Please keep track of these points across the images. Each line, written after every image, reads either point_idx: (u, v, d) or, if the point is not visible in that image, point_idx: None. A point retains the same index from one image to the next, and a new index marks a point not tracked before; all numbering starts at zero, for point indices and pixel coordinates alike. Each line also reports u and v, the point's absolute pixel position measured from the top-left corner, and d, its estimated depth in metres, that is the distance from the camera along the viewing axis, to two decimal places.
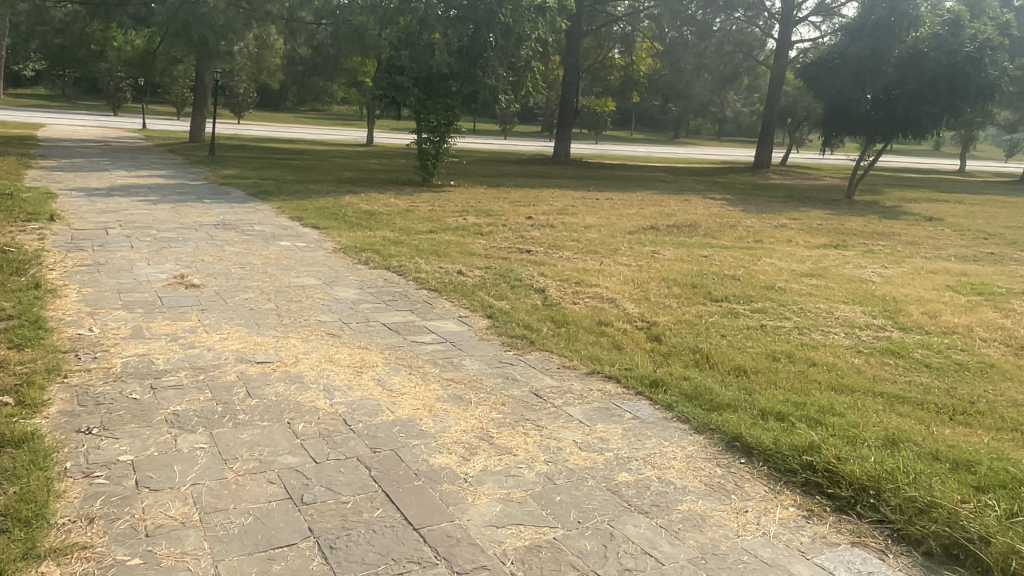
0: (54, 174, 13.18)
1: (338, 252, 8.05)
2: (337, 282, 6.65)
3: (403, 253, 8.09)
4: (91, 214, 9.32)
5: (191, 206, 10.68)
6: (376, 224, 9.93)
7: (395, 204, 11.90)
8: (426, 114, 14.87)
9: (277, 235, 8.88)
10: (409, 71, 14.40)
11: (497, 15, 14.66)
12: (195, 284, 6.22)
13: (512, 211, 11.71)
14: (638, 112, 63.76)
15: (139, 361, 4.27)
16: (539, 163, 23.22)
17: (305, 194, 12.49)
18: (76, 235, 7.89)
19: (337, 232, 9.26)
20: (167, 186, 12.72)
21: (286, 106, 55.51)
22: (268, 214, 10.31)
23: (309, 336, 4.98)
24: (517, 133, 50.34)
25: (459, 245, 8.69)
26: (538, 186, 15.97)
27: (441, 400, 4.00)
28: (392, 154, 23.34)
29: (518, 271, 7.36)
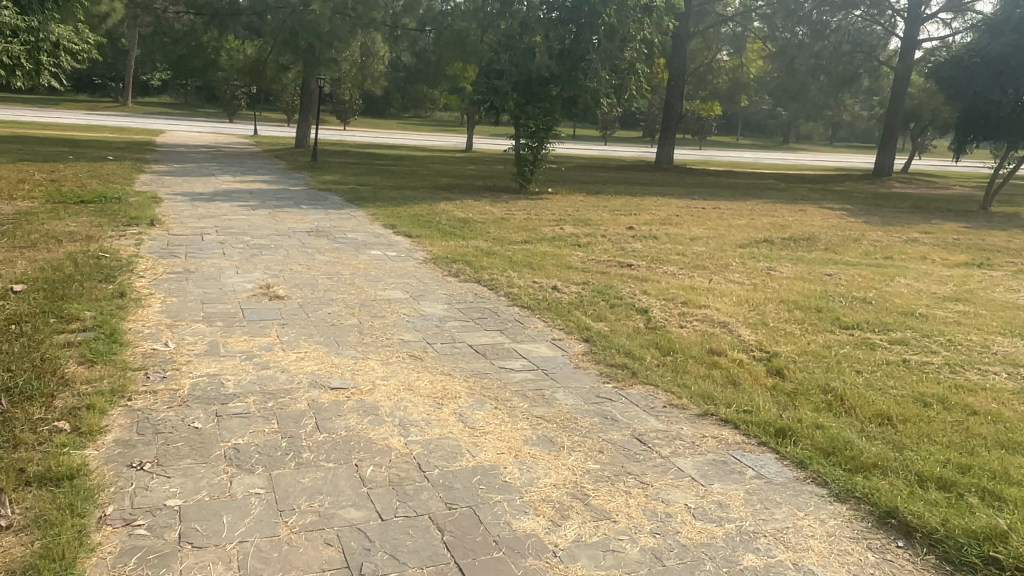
0: (165, 179, 13.63)
1: (428, 263, 7.70)
2: (424, 297, 6.28)
3: (496, 265, 7.65)
4: (191, 219, 9.42)
5: (289, 212, 10.70)
6: (469, 233, 9.56)
7: (490, 212, 11.53)
8: (526, 119, 14.64)
9: (368, 243, 8.67)
10: (508, 74, 14.10)
11: (601, 15, 13.95)
12: (280, 295, 5.99)
13: (612, 221, 11.09)
14: (745, 116, 61.51)
15: (208, 383, 3.97)
16: (640, 170, 22.45)
17: (400, 200, 12.35)
18: (173, 240, 7.92)
19: (429, 241, 8.95)
20: (268, 191, 12.89)
21: (390, 113, 56.81)
22: (362, 221, 10.15)
23: (390, 359, 4.58)
24: (618, 139, 49.44)
25: (555, 257, 8.18)
26: (639, 194, 15.28)
27: (529, 443, 3.47)
28: (490, 160, 23.18)
29: (619, 288, 6.76)
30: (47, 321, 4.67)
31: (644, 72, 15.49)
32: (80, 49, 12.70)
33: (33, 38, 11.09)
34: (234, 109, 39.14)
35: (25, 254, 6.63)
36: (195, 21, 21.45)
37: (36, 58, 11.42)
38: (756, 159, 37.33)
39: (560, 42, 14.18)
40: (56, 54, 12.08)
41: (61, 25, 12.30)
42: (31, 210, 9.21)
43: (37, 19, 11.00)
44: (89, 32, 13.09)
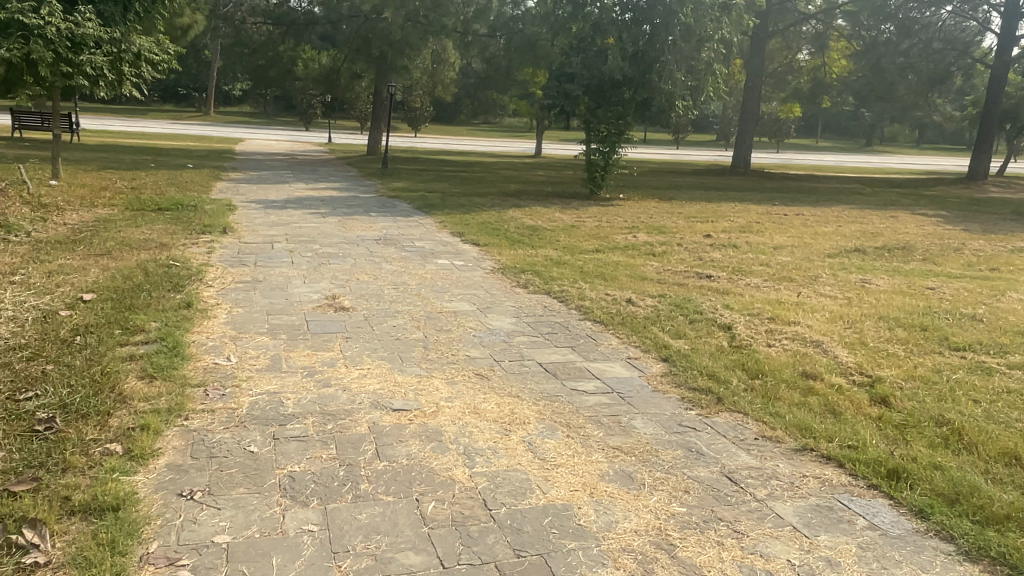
0: (240, 186, 13.87)
1: (496, 273, 7.46)
2: (492, 309, 6.02)
3: (567, 275, 7.34)
4: (262, 226, 9.46)
5: (358, 219, 10.66)
6: (538, 241, 9.27)
7: (560, 219, 11.23)
8: (597, 123, 14.27)
9: (436, 252, 8.50)
10: (579, 78, 13.79)
11: (678, 15, 13.51)
12: (345, 306, 5.83)
13: (688, 228, 10.63)
14: (826, 118, 59.33)
15: (267, 402, 3.79)
16: (714, 174, 21.75)
17: (470, 207, 12.19)
18: (244, 248, 7.92)
19: (498, 249, 8.72)
20: (339, 198, 12.94)
21: (461, 119, 57.22)
22: (430, 229, 10.01)
23: (456, 377, 4.32)
24: (691, 143, 48.35)
25: (629, 266, 7.80)
26: (716, 200, 14.70)
27: (605, 479, 3.14)
28: (559, 166, 22.89)
29: (698, 301, 6.35)
30: (112, 333, 4.63)
31: (723, 73, 14.97)
32: (161, 60, 13.11)
33: (116, 49, 11.78)
34: (310, 117, 40.10)
35: (100, 263, 6.72)
36: (273, 31, 21.95)
37: (121, 70, 12.04)
38: (837, 163, 35.83)
39: (633, 43, 13.67)
40: (138, 65, 12.53)
41: (143, 37, 12.72)
42: (111, 218, 9.45)
43: (118, 31, 11.80)
44: (170, 44, 13.50)
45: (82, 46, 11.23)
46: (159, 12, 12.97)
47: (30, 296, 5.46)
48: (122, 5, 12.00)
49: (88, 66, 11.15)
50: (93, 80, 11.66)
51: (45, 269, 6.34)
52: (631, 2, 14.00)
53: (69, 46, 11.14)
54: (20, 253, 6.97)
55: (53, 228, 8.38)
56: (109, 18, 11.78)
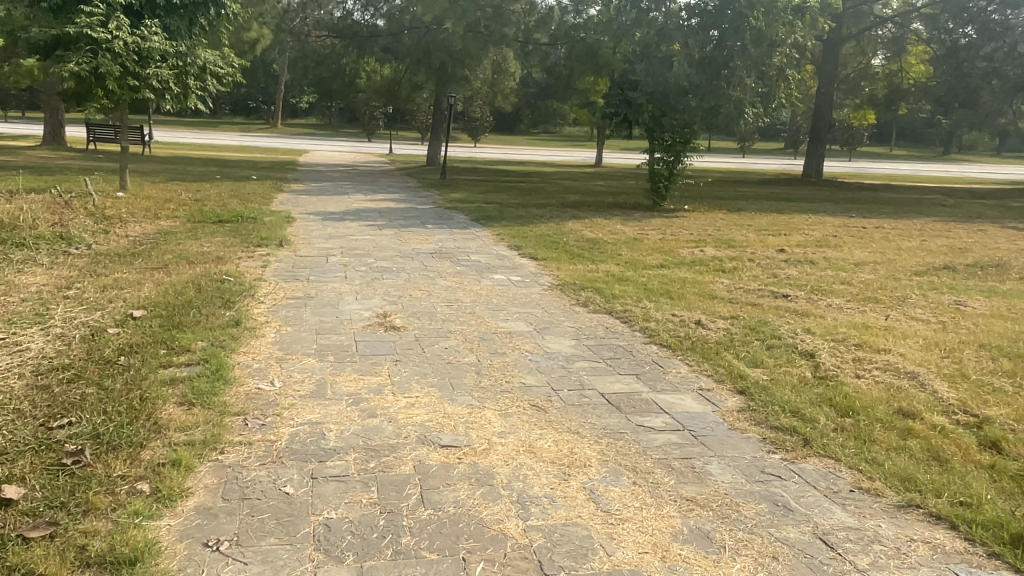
0: (300, 197, 13.92)
1: (555, 289, 7.10)
2: (550, 330, 5.67)
3: (631, 292, 6.94)
4: (318, 239, 9.36)
5: (415, 232, 10.49)
6: (599, 256, 8.87)
7: (622, 232, 10.81)
8: (661, 132, 13.76)
9: (493, 266, 8.19)
10: (643, 85, 13.32)
11: (747, 19, 13.06)
12: (397, 325, 5.57)
13: (759, 242, 10.07)
14: (900, 126, 57.05)
15: (308, 435, 3.53)
16: (783, 184, 20.94)
17: (528, 219, 11.90)
18: (298, 261, 7.79)
19: (557, 264, 8.37)
20: (397, 210, 12.83)
21: (521, 128, 57.17)
22: (487, 242, 9.74)
23: (511, 409, 3.99)
24: (757, 151, 47.06)
25: (698, 284, 7.35)
26: (786, 211, 14.03)
27: (678, 541, 2.75)
28: (620, 175, 22.42)
29: (775, 325, 5.86)
30: (156, 353, 4.47)
31: (796, 78, 14.42)
32: (225, 73, 13.31)
33: (181, 62, 12.04)
34: (372, 128, 40.63)
35: (155, 277, 6.67)
36: (335, 44, 22.18)
37: (185, 83, 12.29)
38: (914, 171, 34.22)
39: (702, 47, 13.57)
40: (202, 78, 12.76)
41: (208, 51, 12.93)
42: (172, 230, 9.50)
43: (183, 45, 12.04)
44: (234, 57, 13.69)
45: (148, 60, 11.55)
46: (224, 26, 13.15)
47: (82, 312, 5.40)
48: (187, 18, 12.18)
49: (153, 80, 11.48)
50: (159, 94, 11.98)
51: (101, 284, 6.30)
52: (700, 8, 13.80)
53: (136, 59, 11.46)
54: (79, 267, 6.99)
55: (114, 240, 8.43)
56: (174, 31, 11.97)
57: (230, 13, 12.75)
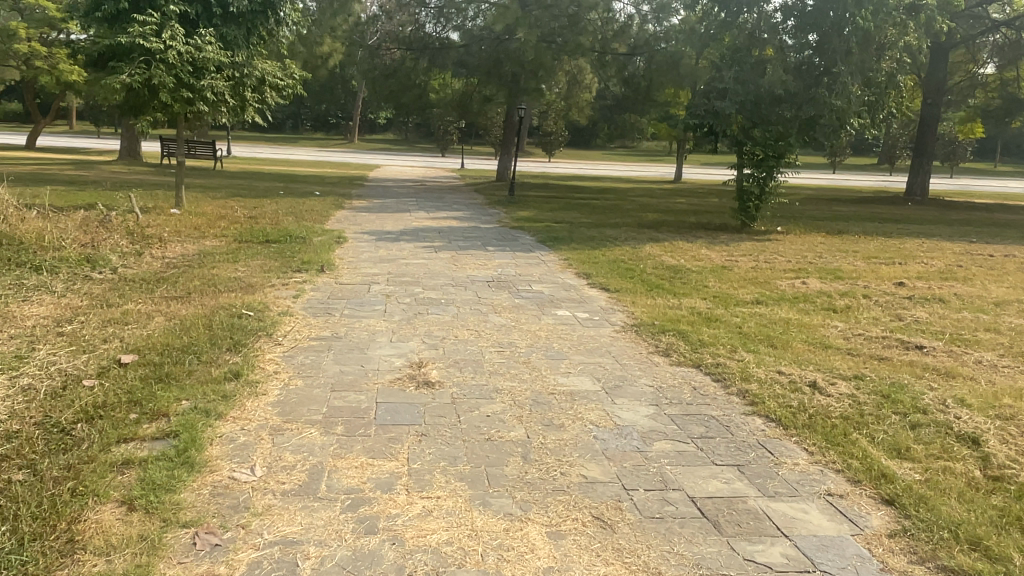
0: (358, 215, 13.18)
1: (629, 331, 5.93)
2: (623, 392, 4.52)
3: (724, 338, 5.70)
4: (365, 263, 8.48)
5: (474, 255, 9.52)
6: (683, 288, 7.62)
7: (708, 258, 9.51)
8: (750, 146, 12.23)
9: (558, 299, 7.08)
10: (732, 94, 11.92)
11: (854, 18, 11.55)
12: (431, 380, 4.52)
13: (871, 274, 8.60)
14: (1008, 139, 53.08)
15: (274, 565, 2.52)
16: (884, 203, 19.08)
17: (600, 241, 10.78)
18: (337, 290, 6.90)
19: (632, 297, 7.19)
20: (459, 229, 11.95)
21: (597, 143, 55.78)
22: (552, 269, 8.64)
23: (563, 525, 2.87)
24: (848, 166, 44.42)
25: (807, 328, 6.03)
26: (896, 235, 12.38)
27: None
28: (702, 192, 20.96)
29: (916, 391, 4.53)
30: (120, 420, 3.57)
31: (909, 84, 12.92)
32: (285, 85, 12.80)
33: (236, 73, 11.59)
34: (446, 143, 40.31)
35: (169, 309, 5.88)
36: (405, 57, 21.44)
37: (241, 95, 11.84)
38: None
39: (799, 50, 12.28)
40: (260, 90, 12.30)
41: (266, 61, 12.47)
42: (212, 252, 8.82)
43: (240, 55, 11.56)
44: (295, 68, 13.17)
45: (203, 70, 11.19)
46: (285, 36, 12.60)
47: (65, 355, 4.59)
48: (245, 28, 11.66)
49: (208, 92, 11.10)
50: (213, 106, 11.60)
51: (105, 319, 5.54)
52: (797, 7, 12.27)
53: (192, 70, 11.12)
54: (94, 295, 6.29)
55: (145, 263, 7.78)
56: (231, 41, 11.45)
57: (291, 22, 12.19)
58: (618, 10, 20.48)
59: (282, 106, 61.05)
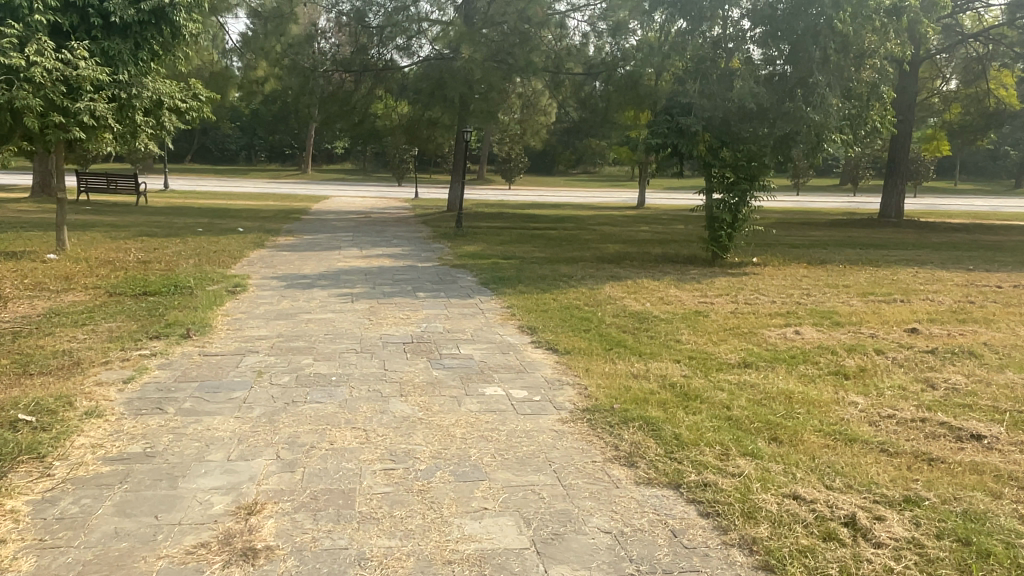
0: (278, 254, 11.48)
1: (577, 420, 4.30)
2: (561, 549, 2.87)
3: (712, 430, 4.10)
4: (255, 320, 6.79)
5: (399, 303, 7.89)
6: (648, 346, 6.04)
7: (680, 301, 7.98)
8: (719, 167, 10.92)
9: (488, 367, 5.45)
10: (699, 109, 10.58)
11: (833, 20, 10.36)
12: (256, 545, 2.82)
13: (874, 317, 7.18)
14: (966, 158, 53.43)
15: None
16: (859, 227, 17.93)
17: (553, 281, 9.23)
18: (195, 367, 5.18)
19: (585, 361, 5.59)
20: (392, 268, 10.31)
21: (559, 170, 54.66)
22: (490, 320, 7.04)
23: None
24: (813, 188, 43.90)
25: (818, 411, 4.47)
26: (884, 265, 11.10)
27: None
28: (667, 219, 19.67)
29: (1008, 531, 2.98)
30: None
31: (892, 97, 11.70)
32: (188, 108, 11.06)
33: (121, 94, 9.77)
34: (402, 172, 38.69)
35: None
36: (345, 79, 20.01)
37: (130, 119, 10.03)
38: (994, 208, 30.75)
39: (769, 63, 11.07)
40: (155, 114, 10.51)
41: (163, 81, 10.73)
42: (63, 311, 7.03)
43: (126, 73, 9.79)
44: (200, 88, 11.43)
45: (79, 90, 9.36)
46: (184, 49, 10.89)
47: None
48: (132, 41, 9.92)
49: (85, 115, 9.23)
50: (94, 132, 9.79)
51: None
52: (767, 11, 10.94)
53: (64, 90, 9.29)
54: None
55: None
56: (114, 56, 9.71)
57: (190, 33, 10.50)
58: (571, 26, 19.20)
59: (234, 137, 59.04)
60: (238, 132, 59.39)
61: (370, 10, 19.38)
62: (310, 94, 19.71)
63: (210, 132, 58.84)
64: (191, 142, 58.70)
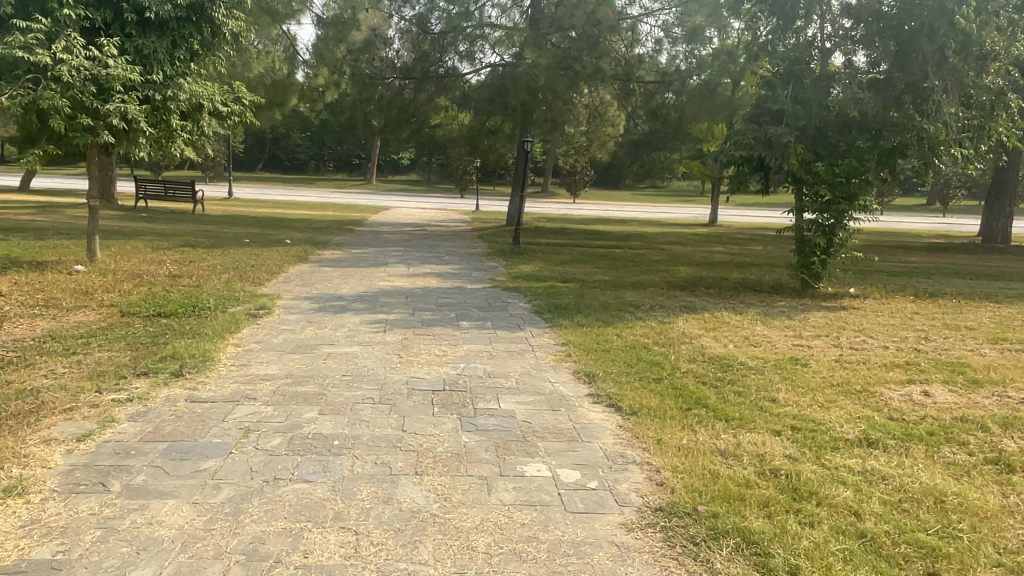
0: (318, 270, 10.65)
1: (647, 527, 3.15)
2: None
3: (842, 562, 2.89)
4: (268, 353, 5.84)
5: (438, 332, 6.86)
6: (736, 409, 4.79)
7: (769, 343, 6.69)
8: (813, 183, 9.42)
9: (532, 431, 4.30)
10: (791, 117, 9.25)
11: (955, 14, 9.21)
12: None
13: (1018, 373, 5.80)
14: None
15: None
16: (962, 252, 16.14)
17: (619, 310, 8.06)
18: (172, 419, 4.22)
19: (657, 426, 4.39)
20: (439, 289, 9.32)
21: (625, 184, 53.34)
22: (542, 360, 5.92)
23: None
24: (897, 208, 41.29)
25: (988, 530, 3.22)
26: (1006, 300, 9.53)
27: None
28: (742, 238, 18.21)
29: None
30: None
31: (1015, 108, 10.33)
32: (228, 111, 10.37)
33: (155, 95, 9.13)
34: (465, 184, 38.04)
35: None
36: (405, 86, 19.14)
37: (164, 123, 9.38)
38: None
39: (872, 67, 9.83)
40: (193, 118, 9.84)
41: (204, 83, 10.07)
42: (60, 334, 6.23)
43: (160, 73, 9.13)
44: (242, 91, 10.78)
45: (110, 91, 8.72)
46: (226, 49, 10.22)
47: None
48: (169, 39, 9.26)
49: (114, 118, 8.57)
50: (126, 136, 9.15)
51: None
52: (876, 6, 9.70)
53: (94, 91, 8.65)
54: None
55: None
56: (148, 55, 9.03)
57: (231, 32, 9.85)
58: (643, 31, 17.89)
59: (304, 148, 59.83)
60: (307, 142, 60.16)
61: (433, 16, 18.41)
62: (367, 102, 18.93)
63: (280, 142, 59.74)
64: (262, 151, 59.70)
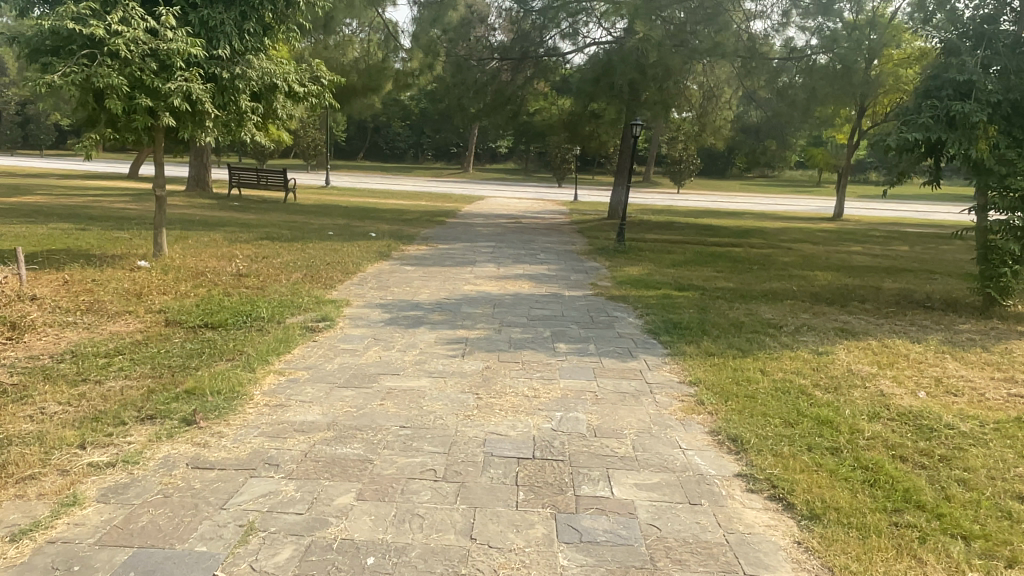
0: (399, 269, 9.51)
1: None
2: None
3: None
4: (314, 387, 4.63)
5: (529, 359, 5.46)
6: (972, 517, 3.18)
7: (975, 392, 4.95)
8: (1009, 175, 7.36)
9: (666, 549, 2.84)
10: (982, 91, 7.39)
11: None
12: None
13: None
14: None
15: None
16: None
17: (754, 331, 6.44)
18: (156, 500, 3.05)
19: (859, 550, 2.86)
20: (533, 297, 7.95)
21: (732, 173, 50.65)
22: (666, 410, 4.42)
23: None
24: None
25: None
26: None
27: None
28: (879, 236, 15.96)
29: None
30: None
31: None
32: (305, 93, 9.29)
33: (222, 73, 8.16)
34: (564, 173, 36.58)
35: None
36: (501, 68, 17.52)
37: (233, 105, 8.39)
38: None
39: None
40: (266, 99, 8.81)
41: (277, 60, 9.05)
42: (84, 350, 5.27)
43: (227, 47, 8.14)
44: (321, 70, 9.72)
45: (172, 69, 7.80)
46: (302, 21, 9.16)
47: None
48: (238, 9, 8.30)
49: (175, 97, 7.62)
50: (190, 119, 8.22)
51: None
52: None
53: (156, 69, 7.75)
54: None
55: None
56: (214, 28, 8.09)
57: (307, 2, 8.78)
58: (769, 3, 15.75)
59: (404, 136, 59.92)
60: (408, 130, 60.19)
61: None
62: (463, 88, 17.42)
63: (380, 130, 60.04)
64: (364, 140, 60.12)
